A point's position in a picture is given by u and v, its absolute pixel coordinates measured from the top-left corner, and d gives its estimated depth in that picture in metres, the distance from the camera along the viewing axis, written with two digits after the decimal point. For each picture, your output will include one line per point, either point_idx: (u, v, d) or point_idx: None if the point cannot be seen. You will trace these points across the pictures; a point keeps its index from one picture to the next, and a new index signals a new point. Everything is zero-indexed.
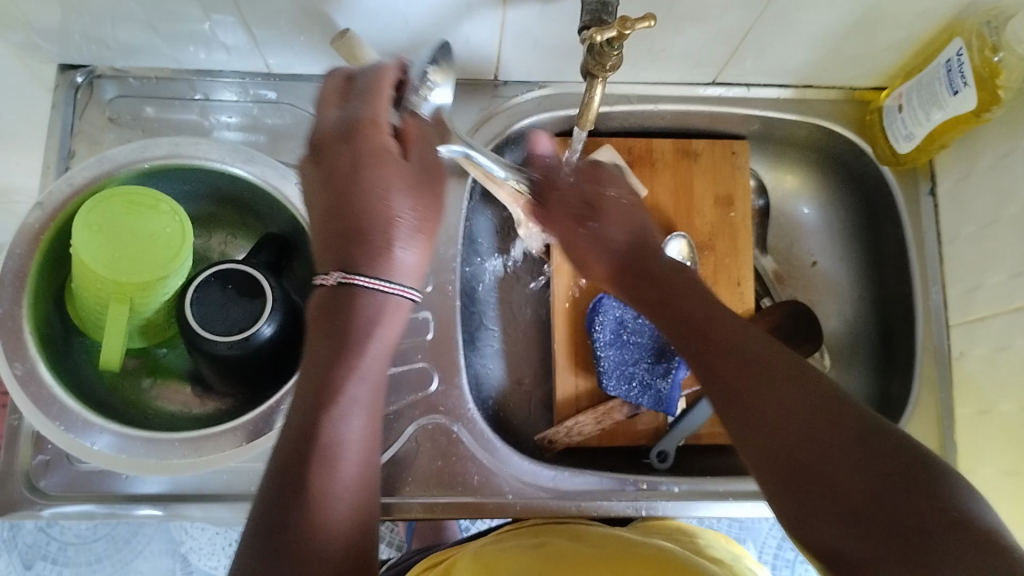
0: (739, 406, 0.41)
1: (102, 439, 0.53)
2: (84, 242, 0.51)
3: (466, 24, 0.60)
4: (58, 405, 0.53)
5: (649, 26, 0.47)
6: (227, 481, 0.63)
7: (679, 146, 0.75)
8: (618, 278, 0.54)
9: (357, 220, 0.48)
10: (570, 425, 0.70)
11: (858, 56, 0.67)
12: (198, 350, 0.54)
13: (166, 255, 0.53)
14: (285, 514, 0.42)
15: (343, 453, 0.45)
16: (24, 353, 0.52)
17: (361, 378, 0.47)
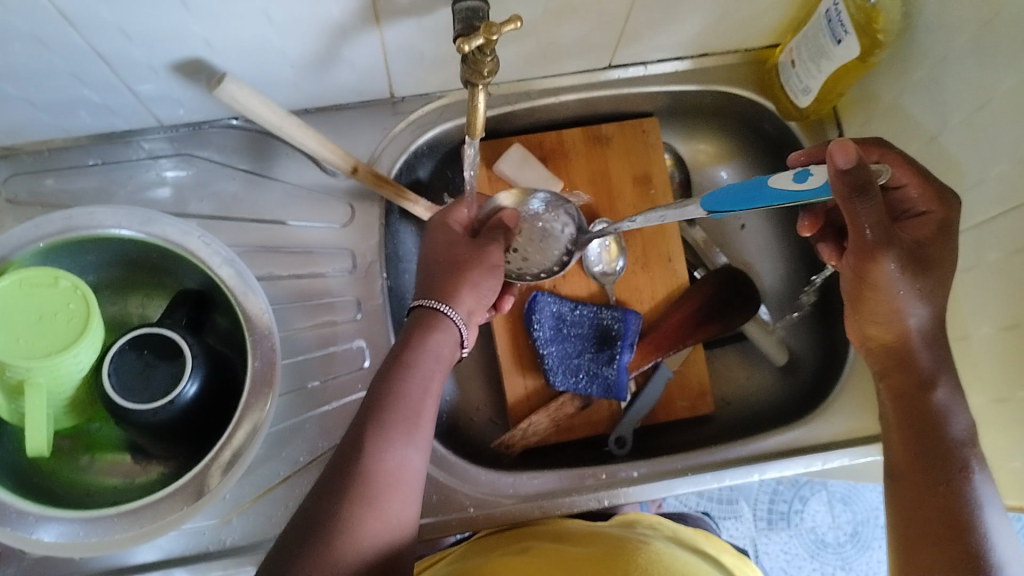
0: (918, 450, 0.52)
1: (41, 527, 0.53)
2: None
3: (347, 50, 0.60)
4: None
5: (515, 28, 0.47)
6: (187, 543, 0.62)
7: (589, 133, 0.75)
8: (898, 351, 0.55)
9: (451, 260, 0.60)
10: (525, 426, 0.71)
11: (746, 18, 0.67)
12: (123, 420, 0.54)
13: (70, 332, 0.52)
14: (339, 478, 0.49)
15: (394, 445, 0.51)
16: None
17: (420, 391, 0.54)
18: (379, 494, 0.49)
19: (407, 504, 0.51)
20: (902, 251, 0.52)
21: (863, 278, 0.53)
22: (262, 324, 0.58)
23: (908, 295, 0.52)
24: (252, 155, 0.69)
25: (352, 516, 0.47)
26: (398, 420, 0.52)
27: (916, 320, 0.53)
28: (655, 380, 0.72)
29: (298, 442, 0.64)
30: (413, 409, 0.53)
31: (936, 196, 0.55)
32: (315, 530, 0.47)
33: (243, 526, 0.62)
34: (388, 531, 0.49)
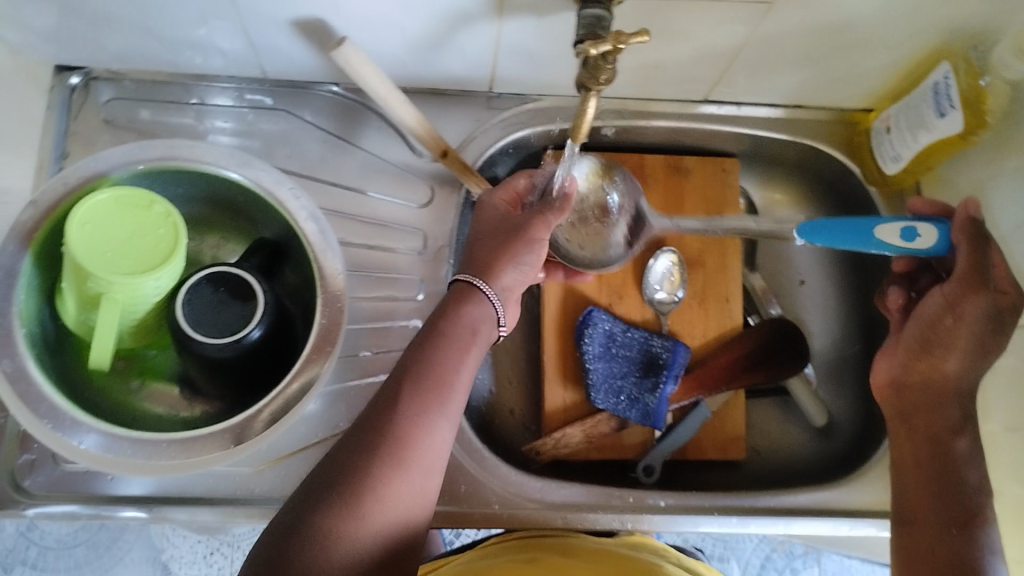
0: (933, 483, 0.56)
1: (89, 438, 0.53)
2: (76, 238, 0.51)
3: (464, 37, 0.61)
4: (47, 404, 0.52)
5: (643, 41, 0.48)
6: (212, 485, 0.62)
7: (670, 162, 0.76)
8: (911, 397, 0.60)
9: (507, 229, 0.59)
10: (558, 437, 0.70)
11: (851, 77, 0.68)
12: (187, 351, 0.55)
13: (157, 255, 0.53)
14: (359, 444, 0.47)
15: (424, 415, 0.49)
16: (13, 349, 0.52)
17: (456, 366, 0.52)
18: (403, 460, 0.47)
19: (431, 475, 0.49)
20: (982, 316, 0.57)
21: (960, 314, 0.57)
22: (335, 286, 0.59)
23: (969, 352, 0.58)
24: (345, 122, 0.70)
25: (374, 478, 0.46)
26: (434, 390, 0.50)
27: (958, 367, 0.58)
28: (692, 416, 0.72)
29: (338, 407, 0.65)
30: (448, 382, 0.51)
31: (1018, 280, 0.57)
32: (330, 496, 0.45)
33: (274, 479, 0.63)
34: (407, 504, 0.47)
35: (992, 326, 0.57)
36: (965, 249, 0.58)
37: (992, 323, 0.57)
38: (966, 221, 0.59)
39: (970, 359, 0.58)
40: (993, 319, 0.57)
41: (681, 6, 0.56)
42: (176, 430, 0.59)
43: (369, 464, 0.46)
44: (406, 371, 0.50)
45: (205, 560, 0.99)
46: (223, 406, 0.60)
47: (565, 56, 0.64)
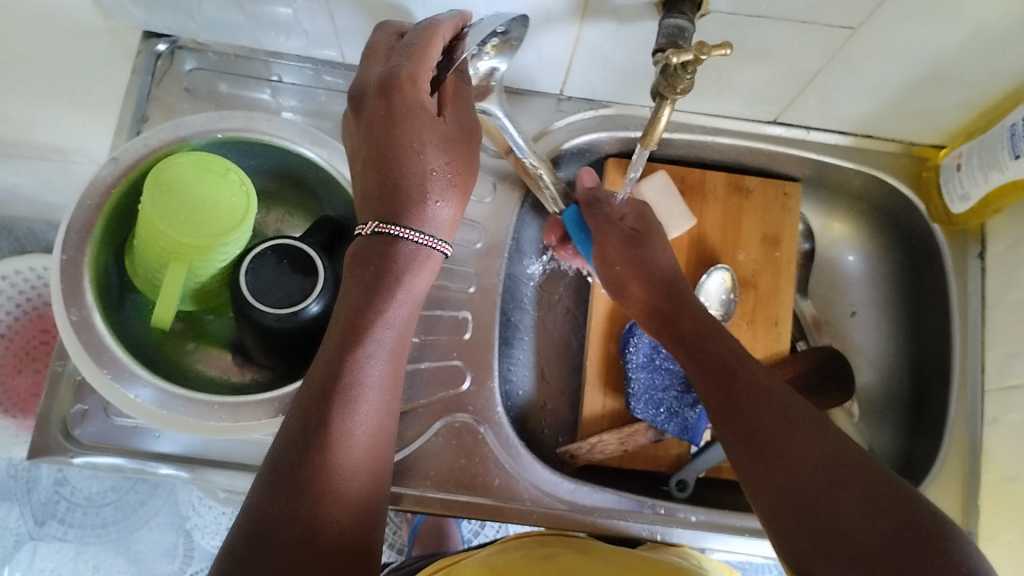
0: (773, 450, 0.48)
1: (145, 392, 0.55)
2: (154, 197, 0.53)
3: (542, 37, 0.62)
4: (109, 355, 0.54)
5: (726, 54, 0.48)
6: (254, 452, 0.64)
7: (732, 181, 0.76)
8: (657, 316, 0.61)
9: (396, 143, 0.49)
10: (594, 442, 0.70)
11: (925, 111, 0.67)
12: (247, 318, 0.56)
13: (227, 222, 0.54)
14: (304, 451, 0.45)
15: (362, 399, 0.48)
16: (82, 300, 0.54)
17: (379, 355, 0.49)
18: (344, 455, 0.46)
19: (371, 470, 0.48)
20: (652, 235, 0.65)
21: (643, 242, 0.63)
22: None
23: (636, 269, 0.62)
24: None
25: (314, 511, 0.44)
26: (356, 401, 0.47)
27: (643, 294, 0.61)
28: None
29: None
30: (372, 382, 0.48)
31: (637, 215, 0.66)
32: (286, 514, 0.44)
33: None
34: (360, 494, 0.47)
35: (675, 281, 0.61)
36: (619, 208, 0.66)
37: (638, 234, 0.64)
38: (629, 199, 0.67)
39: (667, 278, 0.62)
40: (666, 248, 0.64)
41: (766, 23, 0.56)
42: (226, 393, 0.60)
43: (304, 502, 0.44)
44: (322, 382, 0.47)
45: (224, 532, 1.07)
46: (272, 375, 0.61)
47: (642, 65, 0.64)
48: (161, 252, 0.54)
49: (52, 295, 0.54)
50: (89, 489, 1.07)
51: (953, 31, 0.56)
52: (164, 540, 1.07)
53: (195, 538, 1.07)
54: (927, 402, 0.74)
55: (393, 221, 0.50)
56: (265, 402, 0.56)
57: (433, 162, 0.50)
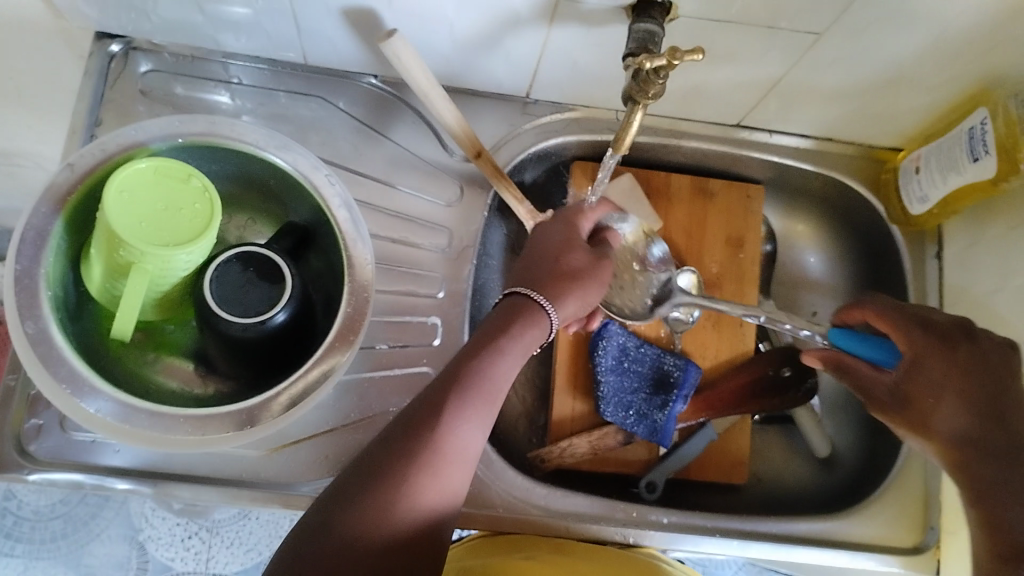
0: None
1: (106, 406, 0.53)
2: (113, 204, 0.51)
3: (511, 40, 0.61)
4: (67, 368, 0.52)
5: (698, 59, 0.48)
6: (219, 465, 0.62)
7: (696, 184, 0.76)
8: (960, 451, 0.54)
9: (556, 250, 0.59)
10: (564, 446, 0.70)
11: (884, 114, 0.68)
12: (211, 327, 0.54)
13: (190, 229, 0.52)
14: (395, 455, 0.47)
15: (461, 425, 0.48)
16: (38, 311, 0.52)
17: (489, 387, 0.51)
18: (428, 475, 0.46)
19: (449, 500, 0.48)
20: (923, 378, 0.55)
21: (916, 371, 0.56)
22: (362, 276, 0.59)
23: (930, 412, 0.55)
24: (379, 114, 0.70)
25: (383, 514, 0.45)
26: (428, 462, 0.47)
27: (944, 419, 0.55)
28: (699, 436, 0.72)
29: (351, 398, 0.65)
30: (475, 409, 0.49)
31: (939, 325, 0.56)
32: (351, 504, 0.45)
33: (282, 464, 0.62)
34: (428, 522, 0.46)
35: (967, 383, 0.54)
36: (896, 337, 0.57)
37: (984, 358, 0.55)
38: (875, 303, 0.59)
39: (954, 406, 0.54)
40: (990, 377, 0.54)
41: (735, 27, 0.57)
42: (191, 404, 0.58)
43: (373, 499, 0.45)
44: (408, 430, 0.48)
45: (181, 544, 1.03)
46: (237, 385, 0.60)
47: (609, 68, 0.64)
48: (120, 260, 0.52)
49: (6, 307, 0.52)
50: (37, 503, 1.03)
51: (914, 37, 0.57)
52: (117, 554, 1.03)
53: (150, 551, 1.03)
54: None
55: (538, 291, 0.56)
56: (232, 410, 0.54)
57: (589, 271, 0.59)
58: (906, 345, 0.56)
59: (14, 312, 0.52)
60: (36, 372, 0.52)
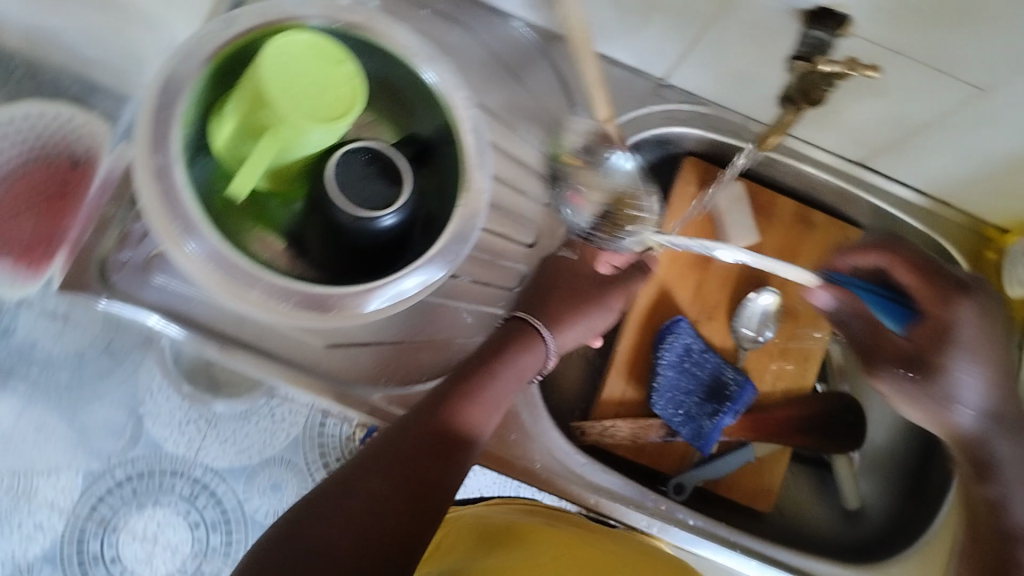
0: None
1: (200, 246, 0.52)
2: (266, 71, 0.51)
3: (671, 20, 0.60)
4: (176, 200, 0.51)
5: (875, 73, 0.49)
6: (287, 346, 0.63)
7: (800, 212, 0.75)
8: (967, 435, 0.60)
9: (551, 282, 0.65)
10: (607, 426, 0.71)
11: (1010, 192, 0.68)
12: (325, 210, 0.55)
13: (325, 108, 0.52)
14: (405, 427, 0.54)
15: (458, 417, 0.55)
16: (166, 146, 0.52)
17: (481, 397, 0.57)
18: (428, 446, 0.53)
19: (436, 485, 0.52)
20: (936, 335, 0.59)
21: (939, 337, 0.59)
22: (474, 204, 0.58)
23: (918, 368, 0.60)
24: (514, 57, 0.68)
25: (389, 470, 0.51)
26: (434, 430, 0.54)
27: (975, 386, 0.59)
28: (735, 455, 0.73)
29: (421, 319, 0.65)
30: (469, 410, 0.56)
31: (944, 295, 0.60)
32: (369, 457, 0.52)
33: (342, 361, 0.64)
34: (419, 500, 0.51)
35: (943, 328, 0.59)
36: (928, 297, 0.60)
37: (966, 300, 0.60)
38: (907, 253, 0.61)
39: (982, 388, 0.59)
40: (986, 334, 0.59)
41: (909, 63, 0.56)
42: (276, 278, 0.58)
43: (384, 454, 0.52)
44: (430, 394, 0.57)
45: None
46: (322, 273, 0.59)
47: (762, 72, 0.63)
48: (254, 124, 0.52)
49: (139, 133, 0.52)
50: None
51: None
52: None
53: None
54: (931, 471, 0.75)
55: (541, 318, 0.63)
56: (321, 295, 0.55)
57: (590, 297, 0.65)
58: (937, 310, 0.59)
59: (147, 140, 0.52)
60: (150, 203, 0.52)
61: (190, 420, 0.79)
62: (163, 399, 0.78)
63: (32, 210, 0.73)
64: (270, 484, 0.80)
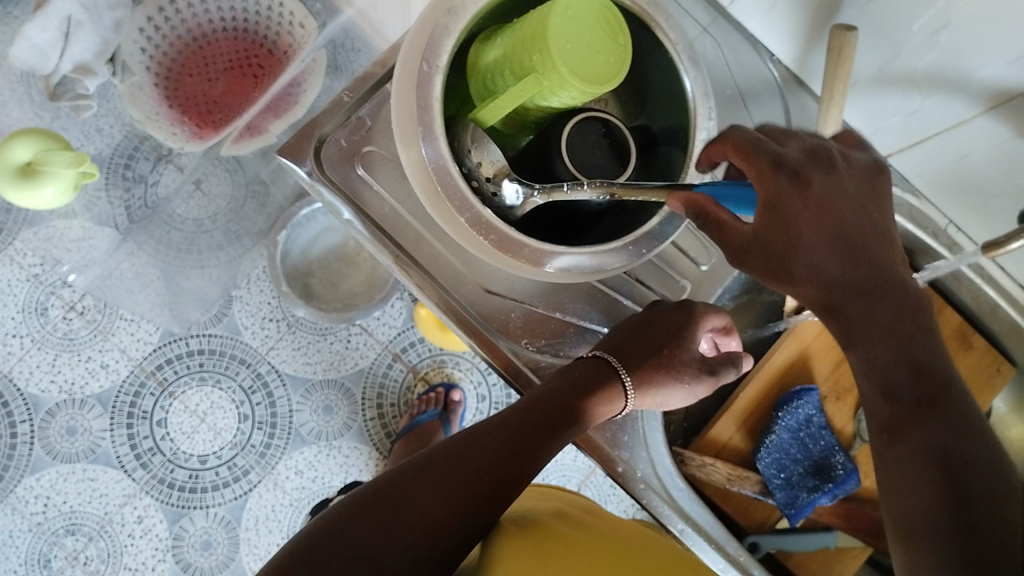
0: (943, 421, 0.47)
1: (431, 149, 0.54)
2: (564, 60, 0.51)
3: (936, 99, 0.61)
4: (429, 104, 0.53)
5: None
6: (449, 278, 0.64)
7: (961, 329, 0.75)
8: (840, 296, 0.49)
9: (653, 329, 0.60)
10: (706, 463, 0.70)
11: None
12: (549, 164, 0.58)
13: (593, 75, 0.52)
14: (474, 442, 0.55)
15: (528, 444, 0.56)
16: (437, 59, 0.54)
17: (561, 421, 0.57)
18: (487, 465, 0.54)
19: (482, 500, 0.53)
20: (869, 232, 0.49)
21: (777, 212, 0.47)
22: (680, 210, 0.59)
23: (832, 239, 0.48)
24: (754, 87, 0.70)
25: (443, 480, 0.53)
26: (500, 449, 0.55)
27: (840, 259, 0.48)
28: (816, 536, 0.74)
29: (580, 298, 0.66)
30: (544, 435, 0.56)
31: (800, 142, 0.50)
32: (431, 464, 0.54)
33: (496, 309, 0.64)
34: (466, 512, 0.52)
35: (846, 235, 0.48)
36: (751, 177, 0.48)
37: (869, 195, 0.50)
38: (738, 134, 0.50)
39: (829, 246, 0.48)
40: (863, 220, 0.49)
41: None
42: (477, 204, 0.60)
43: (446, 462, 0.54)
44: (499, 418, 0.58)
45: None
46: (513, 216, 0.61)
47: (1002, 178, 0.62)
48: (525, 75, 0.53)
49: (417, 38, 0.54)
50: (174, 210, 0.98)
51: None
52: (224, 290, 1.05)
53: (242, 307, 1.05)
54: None
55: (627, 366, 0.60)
56: (516, 244, 0.55)
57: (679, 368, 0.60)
58: (760, 186, 0.48)
59: (427, 41, 0.54)
60: (411, 102, 0.54)
61: (274, 319, 1.03)
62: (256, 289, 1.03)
63: (216, 72, 0.93)
64: (323, 404, 1.04)
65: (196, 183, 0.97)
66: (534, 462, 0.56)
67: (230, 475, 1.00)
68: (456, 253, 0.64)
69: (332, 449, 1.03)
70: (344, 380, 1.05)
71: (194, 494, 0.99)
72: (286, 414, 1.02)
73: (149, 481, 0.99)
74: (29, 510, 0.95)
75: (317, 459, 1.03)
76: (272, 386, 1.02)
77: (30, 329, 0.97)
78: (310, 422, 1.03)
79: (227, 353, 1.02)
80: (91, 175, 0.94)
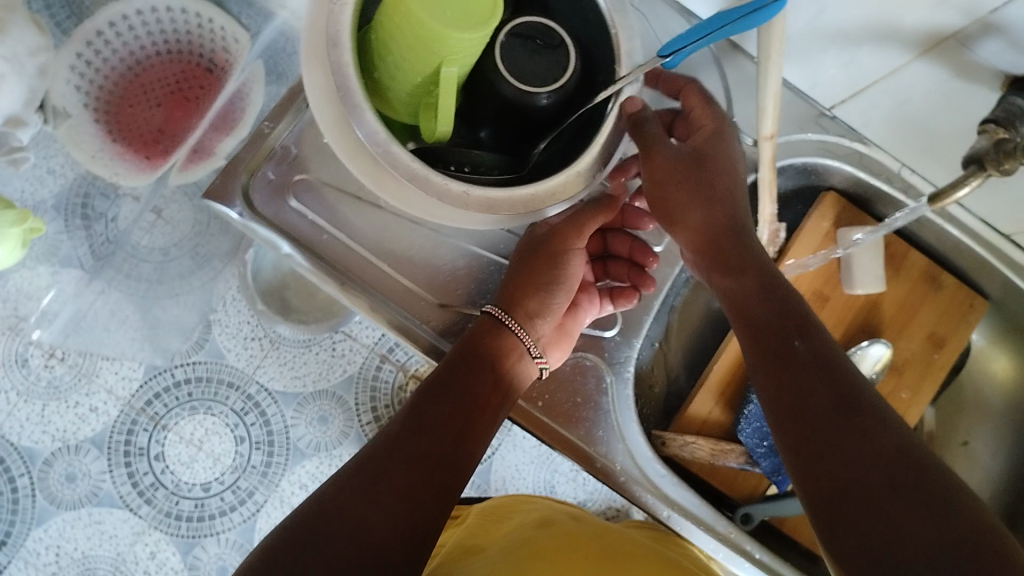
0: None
1: (367, 129, 0.52)
2: (452, 27, 0.49)
3: (878, 50, 0.58)
4: (347, 94, 0.51)
5: None
6: (401, 298, 0.63)
7: (930, 270, 0.74)
8: None
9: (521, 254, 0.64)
10: (687, 441, 0.69)
11: None
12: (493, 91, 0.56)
13: (478, 15, 0.50)
14: (413, 410, 0.55)
15: (453, 395, 0.56)
16: (340, 60, 0.51)
17: (471, 364, 0.58)
18: (424, 428, 0.54)
19: (425, 469, 0.52)
20: None
21: None
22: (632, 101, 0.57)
23: None
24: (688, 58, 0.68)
25: (384, 454, 0.52)
26: (430, 402, 0.55)
27: None
28: None
29: None
30: (460, 382, 0.57)
31: None
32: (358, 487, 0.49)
33: (452, 323, 0.63)
34: (404, 496, 0.50)
35: None
36: None
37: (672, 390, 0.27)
38: None
39: None
40: None
41: None
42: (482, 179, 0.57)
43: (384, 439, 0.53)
44: (432, 378, 0.58)
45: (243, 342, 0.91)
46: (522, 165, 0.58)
47: (943, 119, 0.61)
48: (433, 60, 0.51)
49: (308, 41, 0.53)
50: (140, 242, 0.91)
51: None
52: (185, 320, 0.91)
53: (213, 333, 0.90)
54: None
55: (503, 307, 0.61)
56: (540, 199, 0.55)
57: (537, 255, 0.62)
58: None
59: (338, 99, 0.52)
60: (359, 148, 0.54)
61: (256, 338, 0.91)
62: (234, 310, 0.91)
63: (154, 100, 0.88)
64: (319, 415, 0.92)
65: (157, 211, 0.91)
66: (466, 437, 0.55)
67: (236, 499, 0.89)
68: (403, 272, 0.63)
69: (332, 459, 0.90)
70: (334, 389, 0.92)
71: (202, 522, 0.89)
72: (282, 430, 0.91)
73: (156, 517, 0.89)
74: (42, 562, 0.86)
75: (320, 471, 0.91)
76: (264, 405, 0.91)
77: (13, 382, 0.87)
78: (307, 434, 0.91)
79: (215, 378, 0.90)
80: (38, 229, 0.86)
